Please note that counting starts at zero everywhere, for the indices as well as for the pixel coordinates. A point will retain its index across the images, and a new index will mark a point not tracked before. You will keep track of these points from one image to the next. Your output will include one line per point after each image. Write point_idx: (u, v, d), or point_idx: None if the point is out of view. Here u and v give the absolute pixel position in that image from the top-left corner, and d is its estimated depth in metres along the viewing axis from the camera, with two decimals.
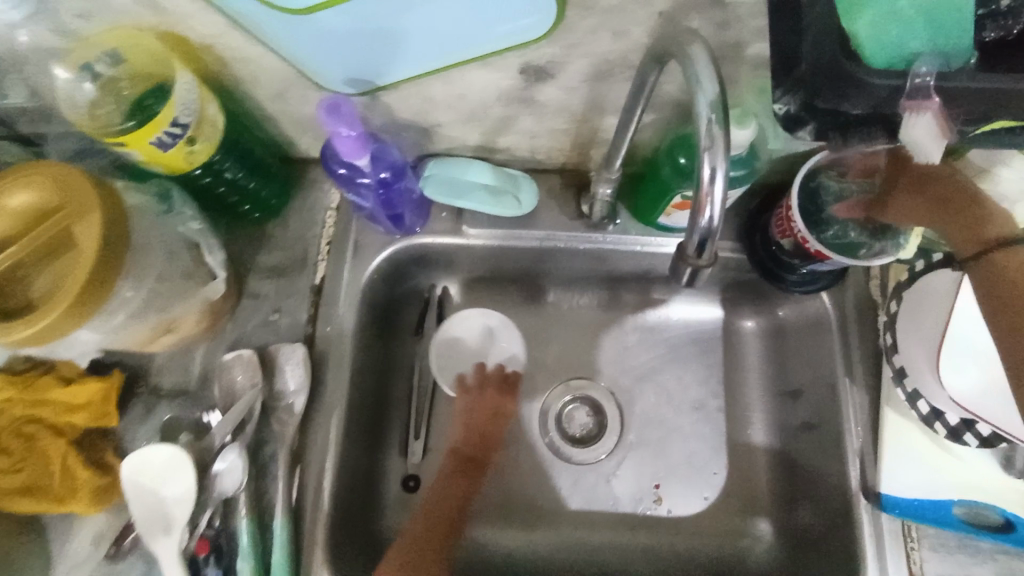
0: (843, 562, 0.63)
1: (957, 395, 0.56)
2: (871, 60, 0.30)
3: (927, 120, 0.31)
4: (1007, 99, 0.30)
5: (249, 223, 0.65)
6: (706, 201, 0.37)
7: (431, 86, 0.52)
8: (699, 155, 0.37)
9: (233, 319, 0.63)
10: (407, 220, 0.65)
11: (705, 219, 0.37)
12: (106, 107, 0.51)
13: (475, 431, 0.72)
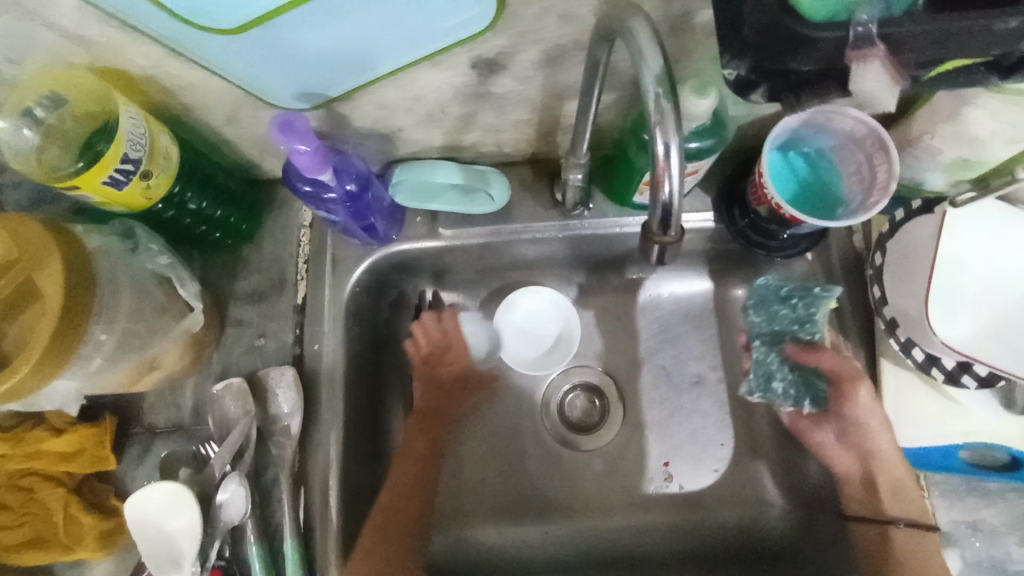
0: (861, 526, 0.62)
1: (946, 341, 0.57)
2: (812, 15, 0.30)
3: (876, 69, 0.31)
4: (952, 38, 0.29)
5: (223, 250, 0.65)
6: (663, 175, 0.36)
7: (385, 91, 0.51)
8: (651, 130, 0.36)
9: (218, 349, 0.62)
10: (381, 228, 0.65)
11: (665, 193, 0.37)
12: (52, 151, 0.50)
13: (437, 393, 0.74)
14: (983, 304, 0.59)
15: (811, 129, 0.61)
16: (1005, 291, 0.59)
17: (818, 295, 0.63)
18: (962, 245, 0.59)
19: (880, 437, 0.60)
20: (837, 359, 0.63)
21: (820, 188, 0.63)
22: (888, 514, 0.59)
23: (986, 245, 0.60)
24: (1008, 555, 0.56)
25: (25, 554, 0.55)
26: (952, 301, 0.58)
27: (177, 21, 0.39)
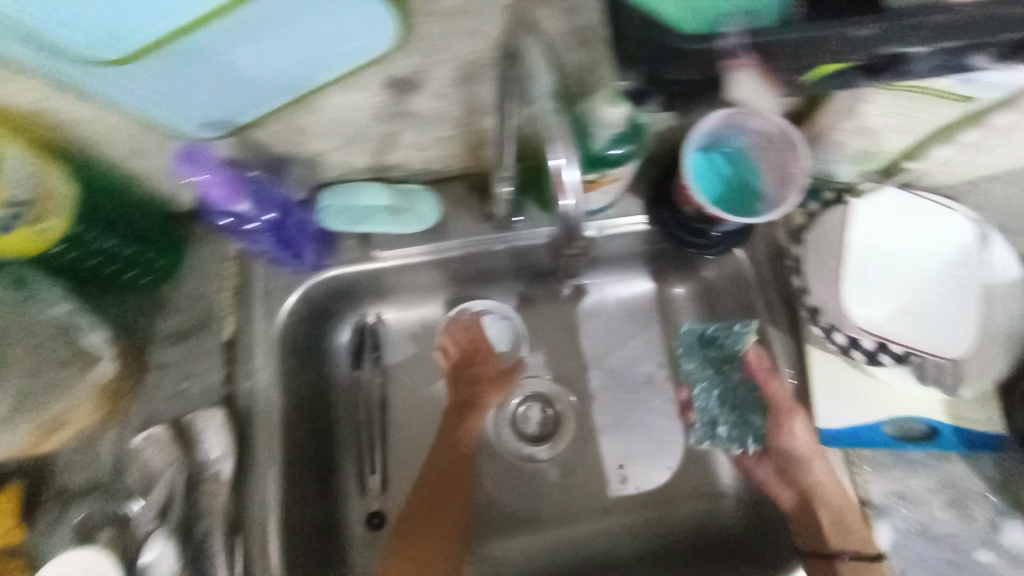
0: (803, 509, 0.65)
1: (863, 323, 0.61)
2: (683, 28, 0.32)
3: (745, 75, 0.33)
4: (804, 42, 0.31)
5: (141, 291, 0.60)
6: None
7: (297, 116, 0.49)
8: None
9: (139, 397, 0.58)
10: (311, 255, 0.62)
11: None
12: None
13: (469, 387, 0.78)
14: (897, 286, 0.63)
15: (728, 132, 0.64)
16: (918, 271, 0.63)
17: (739, 331, 0.72)
18: (877, 230, 0.63)
19: (817, 469, 0.65)
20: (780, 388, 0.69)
21: (742, 186, 0.66)
22: (834, 549, 0.61)
23: (903, 229, 0.63)
24: (932, 518, 0.59)
25: None
26: (865, 282, 0.62)
27: (49, 52, 0.36)
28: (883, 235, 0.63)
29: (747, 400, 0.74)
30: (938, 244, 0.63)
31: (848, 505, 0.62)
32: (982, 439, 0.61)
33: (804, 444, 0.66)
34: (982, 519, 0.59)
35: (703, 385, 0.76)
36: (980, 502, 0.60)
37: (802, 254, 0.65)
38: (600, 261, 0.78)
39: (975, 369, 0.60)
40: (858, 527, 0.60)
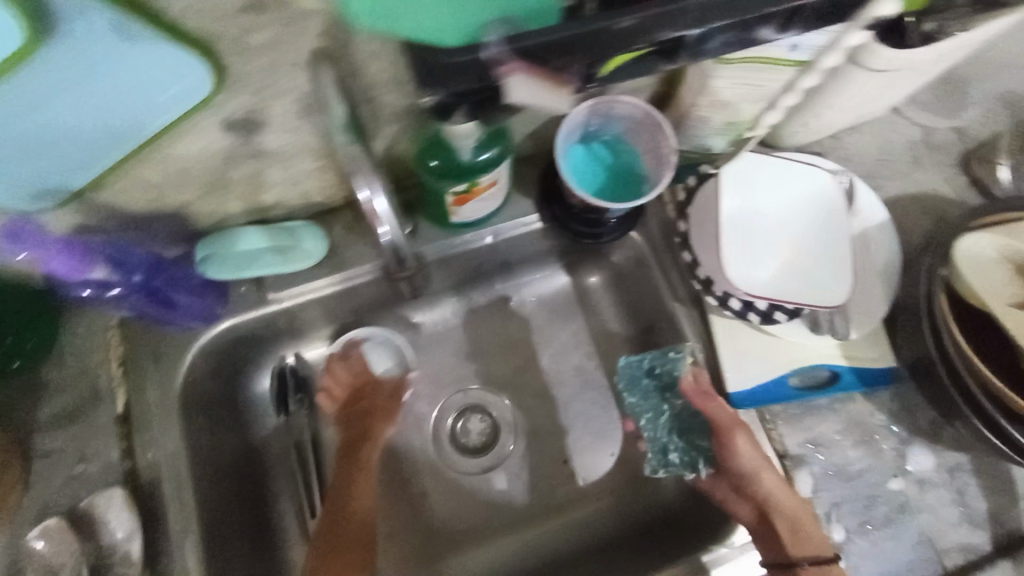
0: None
1: (748, 287, 0.63)
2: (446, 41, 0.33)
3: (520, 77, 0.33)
4: (574, 43, 0.32)
5: (15, 379, 0.56)
6: None
7: (139, 171, 0.47)
8: None
9: (29, 490, 0.54)
10: (196, 308, 0.60)
11: None
12: None
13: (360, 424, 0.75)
14: (779, 242, 0.65)
15: (600, 120, 0.65)
16: (796, 225, 0.66)
17: (674, 358, 0.69)
18: (745, 196, 0.67)
19: (766, 481, 0.60)
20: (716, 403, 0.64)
21: (624, 171, 0.67)
22: (793, 558, 0.58)
23: (769, 190, 0.67)
24: (847, 459, 0.62)
25: None
26: (745, 246, 0.65)
27: None
28: (751, 199, 0.67)
29: (693, 425, 0.71)
30: (805, 198, 0.67)
31: (800, 510, 0.59)
32: (878, 375, 0.64)
33: (749, 458, 0.61)
34: (889, 450, 0.63)
35: (648, 414, 0.72)
36: (886, 435, 0.64)
37: (688, 229, 0.67)
38: (510, 264, 0.79)
39: (858, 309, 0.65)
40: (811, 531, 0.59)
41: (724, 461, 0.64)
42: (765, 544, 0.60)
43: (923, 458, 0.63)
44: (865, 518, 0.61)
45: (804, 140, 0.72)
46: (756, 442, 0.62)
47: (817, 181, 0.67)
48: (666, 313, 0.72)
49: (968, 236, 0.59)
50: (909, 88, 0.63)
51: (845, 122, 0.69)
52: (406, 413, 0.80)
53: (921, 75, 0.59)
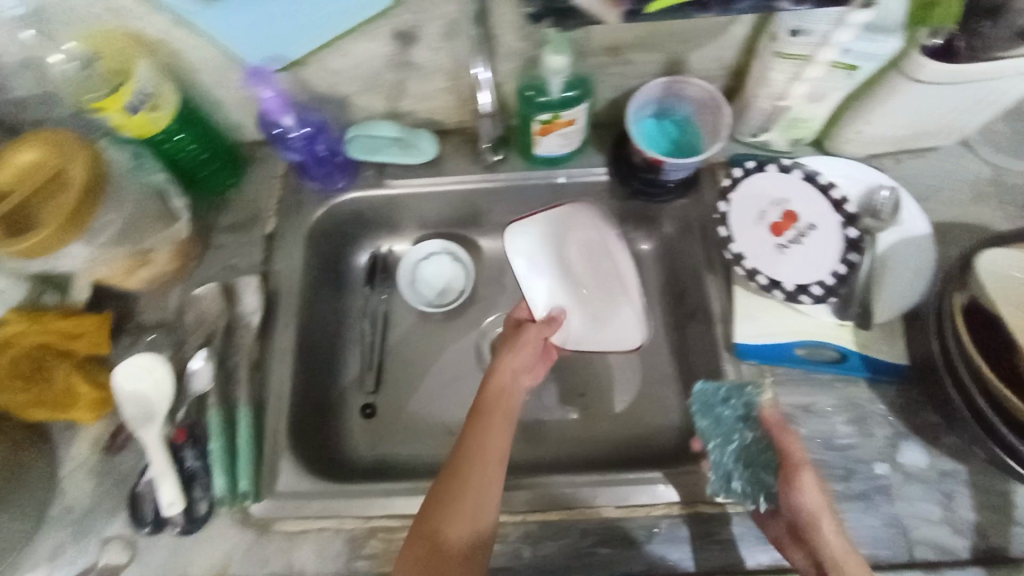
0: None
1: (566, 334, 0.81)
2: None
3: None
4: None
5: (208, 193, 0.80)
6: None
7: (330, 59, 0.68)
8: None
9: (200, 264, 0.77)
10: (336, 177, 0.81)
11: None
12: (87, 83, 0.60)
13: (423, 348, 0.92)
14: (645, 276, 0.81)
15: (673, 98, 0.77)
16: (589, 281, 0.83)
17: (750, 392, 0.66)
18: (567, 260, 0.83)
19: (826, 528, 0.57)
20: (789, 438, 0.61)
21: (685, 146, 0.78)
22: None
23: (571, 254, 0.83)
24: (834, 431, 0.67)
25: (28, 411, 0.67)
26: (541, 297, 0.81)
27: None
28: (761, 210, 0.73)
29: (759, 460, 0.64)
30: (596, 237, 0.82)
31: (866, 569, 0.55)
32: (886, 366, 0.68)
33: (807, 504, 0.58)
34: (880, 437, 0.66)
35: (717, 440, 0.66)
36: (880, 422, 0.67)
37: (727, 211, 0.74)
38: None
39: (883, 301, 0.69)
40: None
41: (787, 504, 0.60)
42: None
43: (915, 454, 0.66)
44: (839, 487, 0.65)
45: (864, 152, 0.77)
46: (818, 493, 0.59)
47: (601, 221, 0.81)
48: (698, 279, 0.79)
49: (992, 251, 0.61)
50: (962, 113, 0.69)
51: (891, 139, 0.74)
52: (459, 318, 0.94)
53: (978, 90, 0.63)
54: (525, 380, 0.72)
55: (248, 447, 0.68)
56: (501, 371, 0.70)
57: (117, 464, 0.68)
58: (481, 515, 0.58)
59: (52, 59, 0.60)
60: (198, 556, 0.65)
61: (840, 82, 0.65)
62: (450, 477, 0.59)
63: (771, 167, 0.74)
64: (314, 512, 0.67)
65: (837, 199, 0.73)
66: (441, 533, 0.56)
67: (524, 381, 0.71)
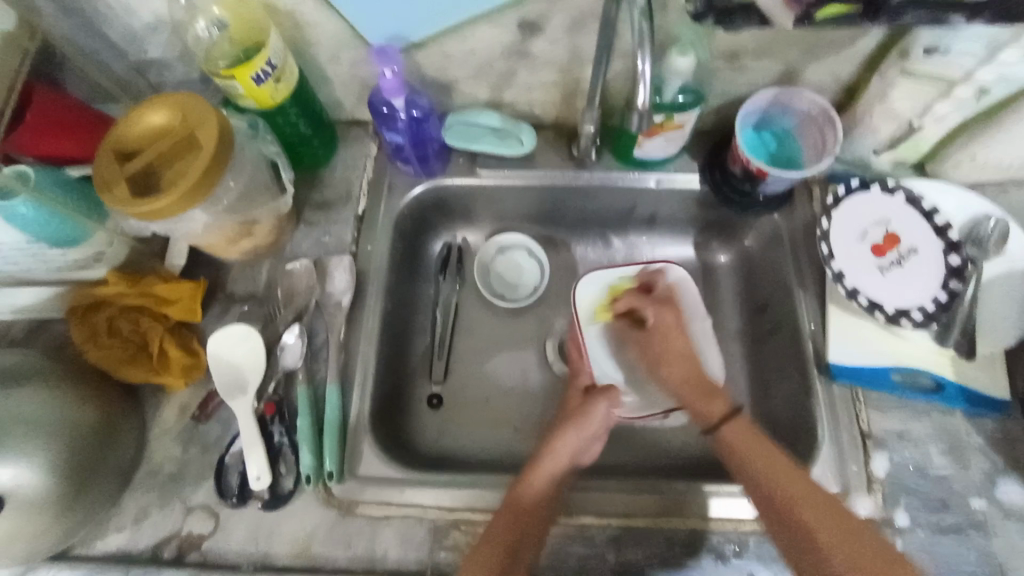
0: (790, 438, 0.73)
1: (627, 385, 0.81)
2: None
3: None
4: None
5: (304, 168, 0.81)
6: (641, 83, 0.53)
7: (450, 43, 0.69)
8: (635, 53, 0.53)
9: (291, 239, 0.77)
10: (432, 162, 0.81)
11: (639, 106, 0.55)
12: (221, 50, 0.63)
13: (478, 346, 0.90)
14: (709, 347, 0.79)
15: (779, 109, 0.76)
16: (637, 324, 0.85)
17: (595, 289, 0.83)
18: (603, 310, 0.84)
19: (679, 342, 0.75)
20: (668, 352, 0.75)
21: (786, 159, 0.77)
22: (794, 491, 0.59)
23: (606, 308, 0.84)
24: (929, 460, 0.66)
25: (122, 369, 0.67)
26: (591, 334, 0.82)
27: None
28: (864, 229, 0.73)
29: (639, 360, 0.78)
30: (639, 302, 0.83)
31: (842, 518, 0.57)
32: (985, 400, 0.67)
33: (767, 451, 0.63)
34: (977, 469, 0.65)
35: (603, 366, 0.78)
36: (977, 454, 0.66)
37: (828, 228, 0.73)
38: (655, 220, 0.91)
39: (988, 329, 0.68)
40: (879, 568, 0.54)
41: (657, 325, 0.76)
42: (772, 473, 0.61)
43: (1012, 489, 0.64)
44: (933, 518, 0.63)
45: (969, 178, 0.76)
46: (773, 447, 0.64)
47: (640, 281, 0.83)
48: (788, 295, 0.77)
49: None
50: None
51: (1004, 167, 0.73)
52: (530, 313, 0.92)
53: None
54: (586, 457, 0.70)
55: (335, 425, 0.68)
56: (561, 444, 0.68)
57: (202, 433, 0.68)
58: (547, 487, 0.64)
59: (196, 24, 0.63)
60: (280, 533, 0.64)
61: (964, 105, 0.64)
62: (510, 520, 0.60)
63: (876, 188, 0.74)
64: (397, 498, 0.66)
65: (940, 224, 0.72)
66: (519, 500, 0.62)
67: (583, 459, 0.69)
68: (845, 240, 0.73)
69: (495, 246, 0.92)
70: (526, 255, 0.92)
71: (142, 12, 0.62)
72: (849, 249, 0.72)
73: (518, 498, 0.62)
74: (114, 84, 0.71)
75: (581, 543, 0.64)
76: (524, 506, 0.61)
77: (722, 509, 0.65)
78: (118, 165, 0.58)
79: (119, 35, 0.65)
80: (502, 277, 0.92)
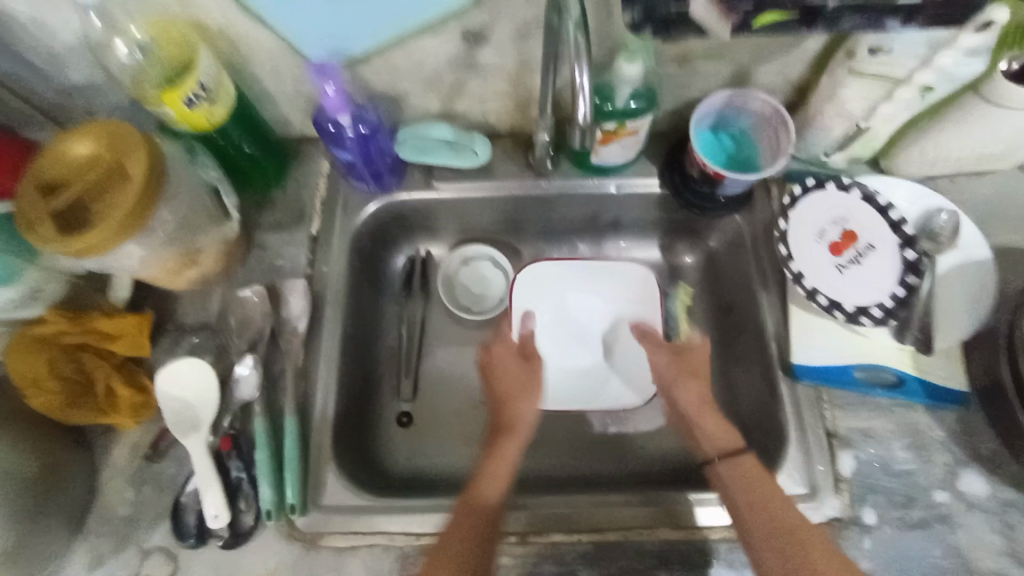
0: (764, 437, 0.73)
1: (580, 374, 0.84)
2: None
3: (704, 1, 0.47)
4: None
5: (255, 188, 0.78)
6: (580, 94, 0.53)
7: (394, 57, 0.67)
8: (573, 65, 0.52)
9: (244, 264, 0.75)
10: (386, 178, 0.79)
11: (581, 111, 0.54)
12: (147, 72, 0.60)
13: (446, 361, 0.88)
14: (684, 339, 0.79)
15: (733, 111, 0.76)
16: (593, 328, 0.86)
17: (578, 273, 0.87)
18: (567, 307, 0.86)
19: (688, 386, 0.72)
20: (699, 408, 0.70)
21: (742, 160, 0.78)
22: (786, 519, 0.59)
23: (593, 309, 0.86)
24: (894, 457, 0.66)
25: (65, 410, 0.64)
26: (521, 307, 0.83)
27: None
28: (821, 228, 0.73)
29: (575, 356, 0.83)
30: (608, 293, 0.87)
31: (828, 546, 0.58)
32: (947, 394, 0.67)
33: (792, 516, 0.59)
34: (939, 464, 0.66)
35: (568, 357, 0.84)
36: (940, 449, 0.66)
37: (786, 229, 0.73)
38: (619, 224, 0.90)
39: (945, 320, 0.69)
40: None
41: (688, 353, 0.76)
42: (755, 496, 0.61)
43: (974, 482, 0.65)
44: (899, 514, 0.64)
45: (921, 172, 0.77)
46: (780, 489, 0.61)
47: (596, 269, 0.87)
48: (751, 296, 0.78)
49: None
50: None
51: (955, 162, 0.74)
52: (498, 323, 0.90)
53: None
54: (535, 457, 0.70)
55: (295, 459, 0.65)
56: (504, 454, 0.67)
57: (155, 472, 0.65)
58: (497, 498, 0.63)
59: (115, 48, 0.60)
60: (242, 571, 0.62)
61: (909, 103, 0.65)
62: (460, 519, 0.60)
63: (832, 186, 0.74)
64: (364, 527, 0.64)
65: (896, 219, 0.72)
66: (476, 501, 0.62)
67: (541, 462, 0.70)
68: (802, 240, 0.72)
69: (457, 257, 0.90)
70: (490, 265, 0.91)
71: (63, 34, 0.59)
72: (807, 250, 0.72)
73: (471, 504, 0.62)
74: (41, 111, 0.68)
75: (552, 562, 0.63)
76: (482, 508, 0.61)
77: (709, 517, 0.65)
78: (42, 200, 0.55)
79: (43, 60, 0.62)
80: (468, 288, 0.90)
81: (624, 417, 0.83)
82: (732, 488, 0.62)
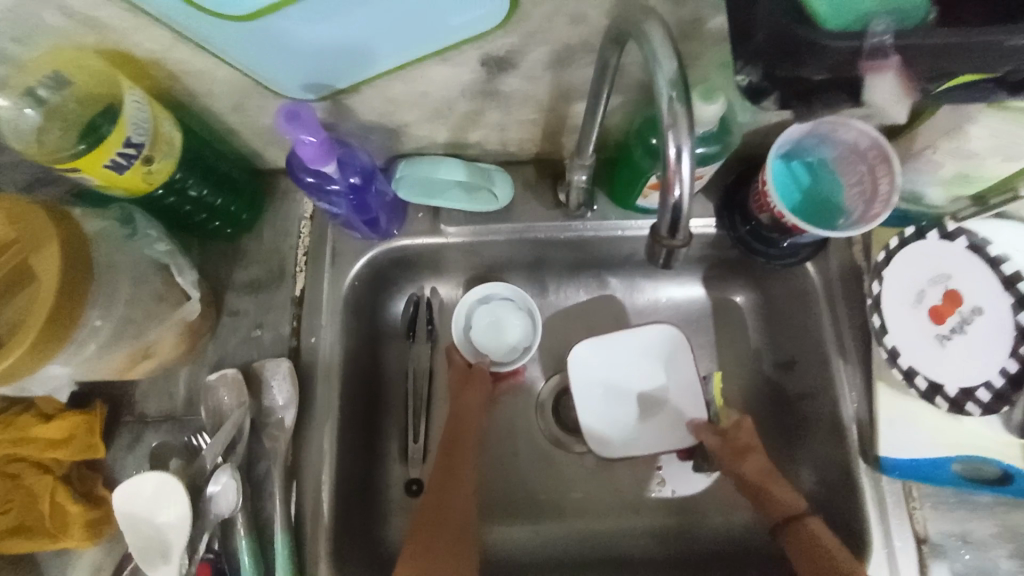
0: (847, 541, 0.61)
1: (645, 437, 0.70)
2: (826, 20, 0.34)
3: (886, 80, 0.35)
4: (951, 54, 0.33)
5: (222, 239, 0.63)
6: (674, 178, 0.36)
7: (391, 85, 0.51)
8: (664, 133, 0.36)
9: (214, 338, 0.61)
10: (383, 223, 0.64)
11: (675, 195, 0.36)
12: (54, 131, 0.47)
13: None
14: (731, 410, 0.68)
15: (813, 140, 0.61)
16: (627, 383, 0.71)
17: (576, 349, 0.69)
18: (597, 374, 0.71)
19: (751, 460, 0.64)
20: (764, 477, 0.63)
21: (820, 201, 0.63)
22: None
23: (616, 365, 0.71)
24: (995, 569, 0.56)
25: (6, 541, 0.53)
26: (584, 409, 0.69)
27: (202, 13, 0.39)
28: (918, 291, 0.60)
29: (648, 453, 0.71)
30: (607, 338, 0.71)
31: None
32: None
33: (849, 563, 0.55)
34: None
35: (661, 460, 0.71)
36: None
37: (879, 293, 0.62)
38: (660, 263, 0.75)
39: None
40: None
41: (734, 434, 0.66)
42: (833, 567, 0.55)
43: None
44: None
45: None
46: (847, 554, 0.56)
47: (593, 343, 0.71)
48: (824, 363, 0.66)
49: None
50: None
51: None
52: None
53: None
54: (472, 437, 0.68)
55: None
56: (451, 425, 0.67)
57: None
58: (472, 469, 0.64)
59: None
60: None
61: None
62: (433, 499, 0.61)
63: (930, 233, 0.59)
64: None
65: (1009, 273, 0.55)
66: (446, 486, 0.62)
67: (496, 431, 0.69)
68: (899, 305, 0.61)
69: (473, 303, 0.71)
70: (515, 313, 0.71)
71: None
72: (907, 321, 0.60)
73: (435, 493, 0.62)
74: None
75: None
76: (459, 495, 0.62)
77: None
78: None
79: None
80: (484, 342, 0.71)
81: (662, 482, 0.72)
82: (805, 557, 0.57)
